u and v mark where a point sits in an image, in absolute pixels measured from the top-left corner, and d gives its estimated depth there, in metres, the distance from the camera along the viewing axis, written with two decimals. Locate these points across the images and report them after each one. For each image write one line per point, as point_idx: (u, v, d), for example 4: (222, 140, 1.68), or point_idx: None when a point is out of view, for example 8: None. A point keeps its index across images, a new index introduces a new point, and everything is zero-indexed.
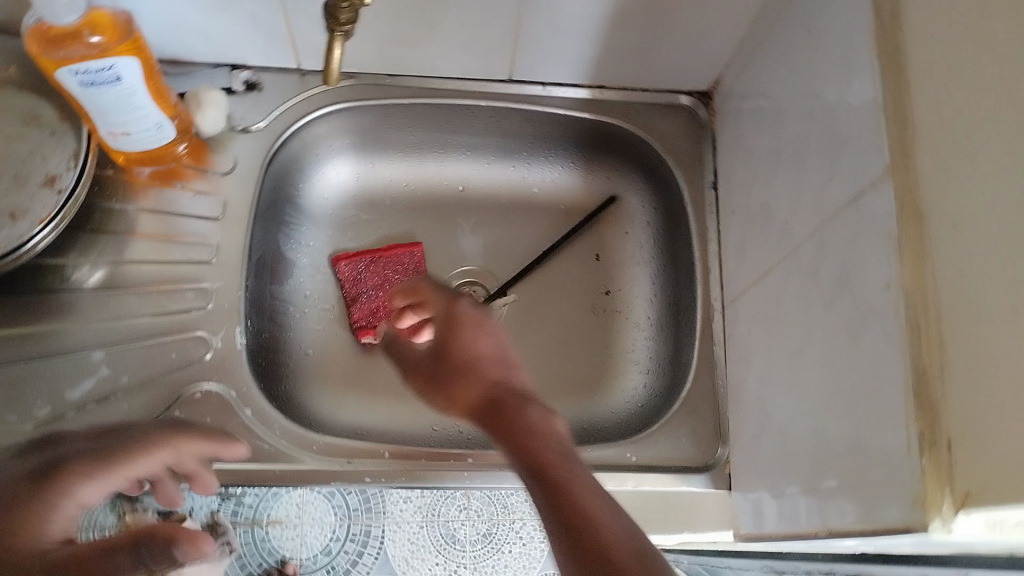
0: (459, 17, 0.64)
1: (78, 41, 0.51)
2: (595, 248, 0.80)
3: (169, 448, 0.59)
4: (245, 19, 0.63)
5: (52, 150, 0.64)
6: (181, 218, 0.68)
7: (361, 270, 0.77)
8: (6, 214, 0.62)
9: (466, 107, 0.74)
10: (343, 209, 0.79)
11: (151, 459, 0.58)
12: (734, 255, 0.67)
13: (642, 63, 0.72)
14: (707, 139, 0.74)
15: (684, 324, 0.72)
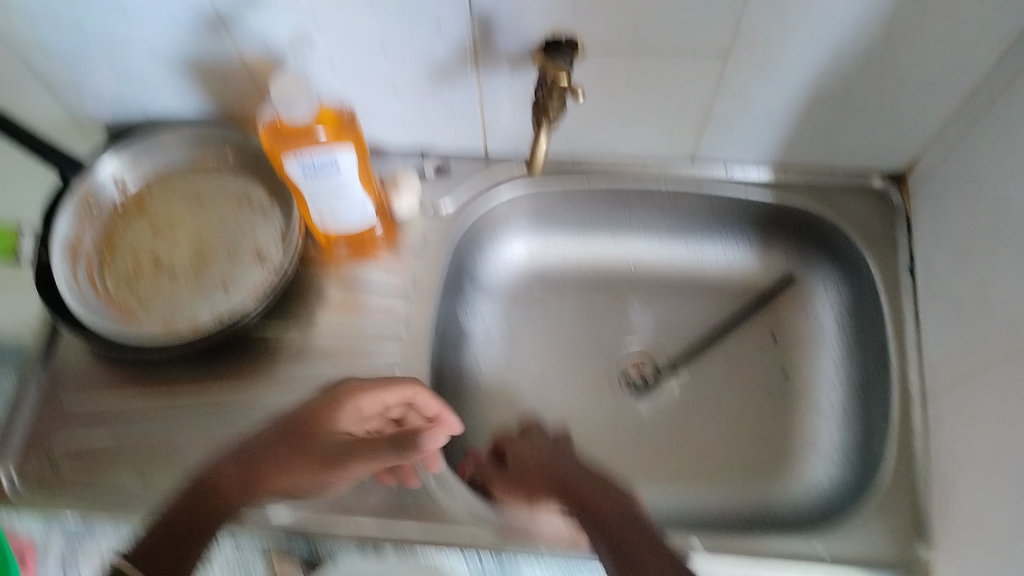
0: (652, 104, 0.64)
1: (307, 135, 0.55)
2: (772, 329, 0.78)
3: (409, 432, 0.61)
4: (445, 111, 0.67)
5: (263, 229, 0.70)
6: (374, 294, 0.71)
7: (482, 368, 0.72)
8: (221, 287, 0.67)
9: (646, 187, 0.74)
10: (519, 284, 0.81)
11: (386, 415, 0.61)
12: (938, 347, 0.63)
13: (832, 147, 0.70)
14: (900, 222, 0.71)
15: (878, 416, 0.68)
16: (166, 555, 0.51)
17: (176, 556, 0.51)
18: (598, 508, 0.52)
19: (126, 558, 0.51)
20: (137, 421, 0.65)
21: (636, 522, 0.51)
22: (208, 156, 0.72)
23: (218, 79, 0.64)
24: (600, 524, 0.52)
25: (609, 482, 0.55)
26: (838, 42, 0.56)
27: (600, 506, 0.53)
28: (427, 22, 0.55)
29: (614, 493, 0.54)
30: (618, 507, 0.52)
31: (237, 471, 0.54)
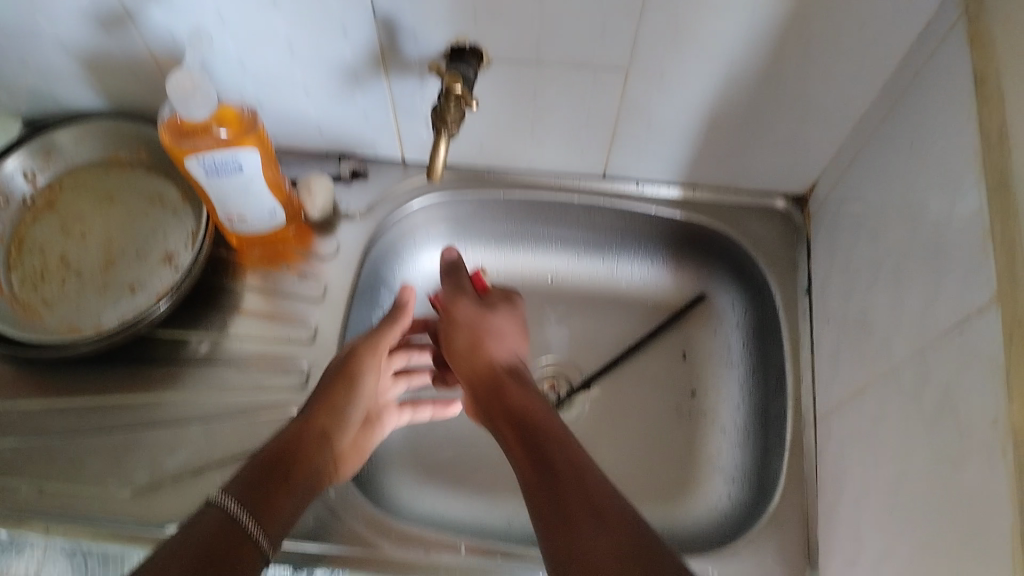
0: (562, 120, 0.66)
1: (208, 134, 0.56)
2: (682, 346, 0.79)
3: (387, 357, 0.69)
4: (359, 116, 0.67)
5: (173, 230, 0.69)
6: (286, 298, 0.71)
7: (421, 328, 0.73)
8: (127, 286, 0.67)
9: (561, 201, 0.76)
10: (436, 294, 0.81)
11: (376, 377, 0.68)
12: (828, 363, 0.65)
13: (738, 169, 0.72)
14: (801, 243, 0.74)
15: (773, 431, 0.70)
16: (262, 499, 0.54)
17: (261, 496, 0.54)
18: (556, 476, 0.53)
19: (225, 492, 0.53)
20: (36, 420, 0.65)
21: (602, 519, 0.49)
22: (123, 154, 0.72)
23: (131, 76, 0.64)
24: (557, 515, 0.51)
25: (574, 449, 0.55)
26: (733, 63, 0.58)
27: (558, 476, 0.53)
28: (333, 24, 0.56)
29: (574, 455, 0.55)
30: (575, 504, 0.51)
31: (297, 428, 0.61)
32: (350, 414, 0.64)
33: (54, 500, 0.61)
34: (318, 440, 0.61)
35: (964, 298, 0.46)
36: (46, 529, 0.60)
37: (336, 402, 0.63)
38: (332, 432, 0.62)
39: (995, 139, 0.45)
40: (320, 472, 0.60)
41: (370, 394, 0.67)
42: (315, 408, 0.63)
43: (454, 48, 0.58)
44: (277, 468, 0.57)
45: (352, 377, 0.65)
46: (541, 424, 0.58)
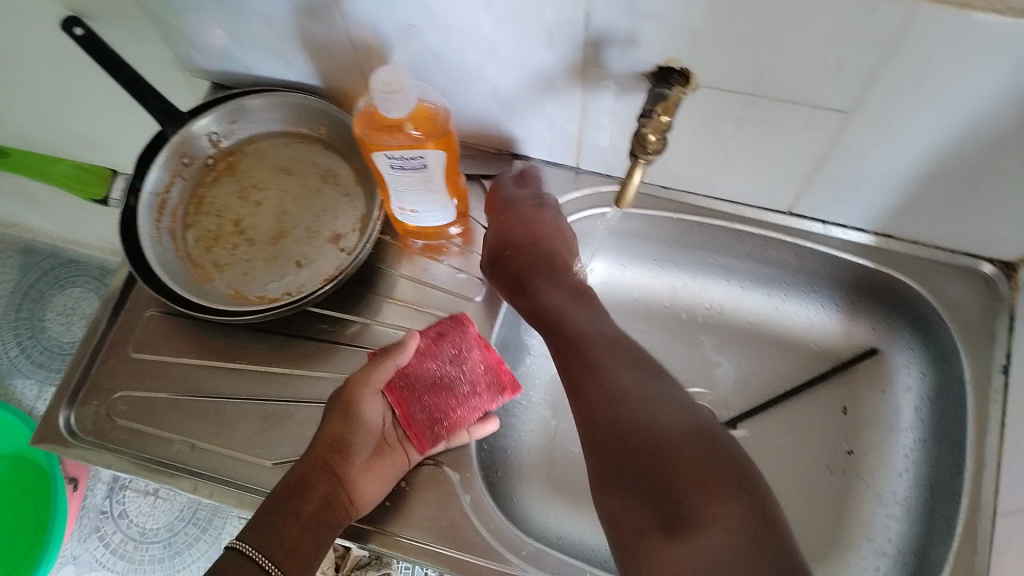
0: (757, 152, 0.61)
1: (400, 131, 0.55)
2: (843, 399, 0.74)
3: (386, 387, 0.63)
4: (542, 120, 0.65)
5: (343, 211, 0.69)
6: (443, 294, 0.70)
7: (419, 414, 0.63)
8: (294, 260, 0.67)
9: (737, 231, 0.71)
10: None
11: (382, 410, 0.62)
12: (1022, 459, 0.58)
13: (943, 225, 0.65)
14: (1004, 315, 0.66)
15: (941, 515, 0.64)
16: (274, 536, 0.54)
17: (269, 530, 0.54)
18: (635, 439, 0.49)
19: (240, 538, 0.54)
20: (195, 378, 0.66)
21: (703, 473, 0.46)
22: (305, 128, 0.72)
23: (326, 54, 0.64)
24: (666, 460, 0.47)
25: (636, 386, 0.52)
26: (973, 121, 0.52)
27: (626, 441, 0.49)
28: (538, 31, 0.53)
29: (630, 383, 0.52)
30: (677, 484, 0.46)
31: (304, 469, 0.58)
32: (357, 446, 0.59)
33: (203, 460, 0.63)
34: (328, 477, 0.57)
35: None
36: (194, 487, 0.62)
37: (346, 438, 0.59)
38: (339, 465, 0.58)
39: None
40: (333, 506, 0.57)
41: (378, 421, 0.62)
42: (321, 446, 0.59)
43: (664, 67, 0.54)
44: (283, 510, 0.55)
45: (354, 412, 0.60)
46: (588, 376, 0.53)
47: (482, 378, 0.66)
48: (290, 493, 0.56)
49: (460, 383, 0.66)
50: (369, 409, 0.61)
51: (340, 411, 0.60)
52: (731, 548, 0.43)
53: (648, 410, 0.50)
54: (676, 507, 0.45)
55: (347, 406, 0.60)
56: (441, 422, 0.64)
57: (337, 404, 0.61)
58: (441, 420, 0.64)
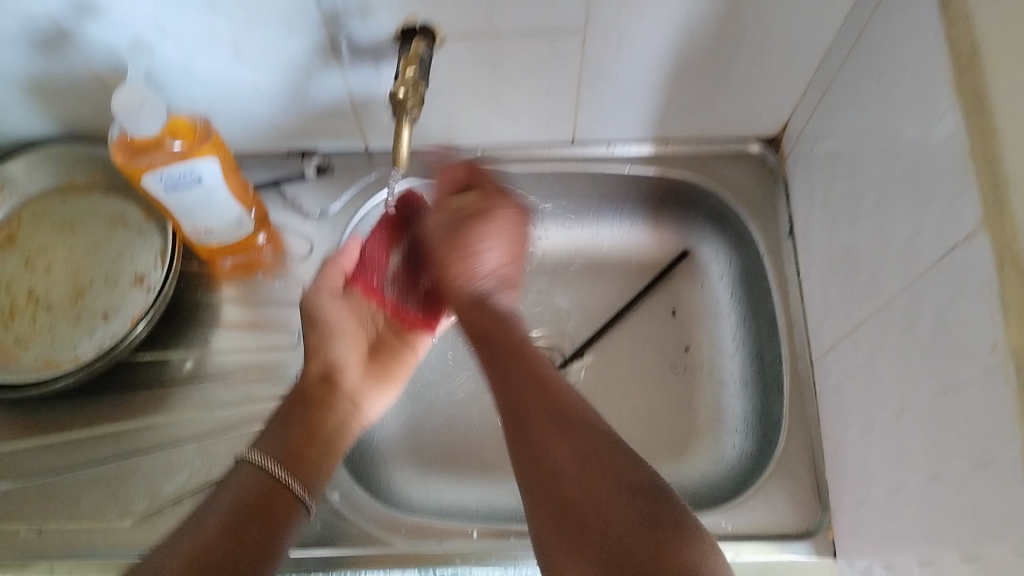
0: (521, 90, 0.64)
1: (160, 149, 0.54)
2: (671, 303, 0.78)
3: (337, 299, 0.62)
4: (314, 112, 0.65)
5: (140, 252, 0.67)
6: (267, 305, 0.69)
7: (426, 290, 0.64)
8: (100, 313, 0.65)
9: (532, 173, 0.75)
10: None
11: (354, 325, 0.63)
12: (819, 305, 0.64)
13: (705, 119, 0.71)
14: (779, 186, 0.73)
15: (771, 378, 0.69)
16: (289, 453, 0.54)
17: (275, 442, 0.54)
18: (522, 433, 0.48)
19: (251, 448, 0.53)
20: (25, 461, 0.63)
21: (596, 461, 0.44)
22: (78, 178, 0.69)
23: (74, 95, 0.62)
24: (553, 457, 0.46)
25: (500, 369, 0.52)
26: (688, 14, 0.57)
27: (522, 398, 0.49)
28: (274, 19, 0.54)
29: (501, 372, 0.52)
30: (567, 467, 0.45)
31: (292, 395, 0.58)
32: (348, 365, 0.61)
33: (54, 539, 0.60)
34: (324, 393, 0.59)
35: (949, 228, 0.45)
36: (51, 569, 0.58)
37: (328, 353, 0.61)
38: (335, 374, 0.60)
39: (966, 65, 0.43)
40: (338, 427, 0.58)
41: (353, 326, 0.63)
42: (309, 360, 0.60)
43: (406, 29, 0.55)
44: (278, 427, 0.55)
45: (325, 324, 0.61)
46: (481, 340, 0.54)
47: (517, 271, 0.59)
48: (285, 422, 0.56)
49: (500, 289, 0.57)
50: (341, 333, 0.62)
51: (335, 342, 0.61)
52: (641, 513, 0.42)
53: (561, 395, 0.49)
54: (574, 474, 0.44)
55: (317, 334, 0.61)
56: (445, 280, 0.59)
57: (309, 342, 0.61)
58: (449, 285, 0.58)
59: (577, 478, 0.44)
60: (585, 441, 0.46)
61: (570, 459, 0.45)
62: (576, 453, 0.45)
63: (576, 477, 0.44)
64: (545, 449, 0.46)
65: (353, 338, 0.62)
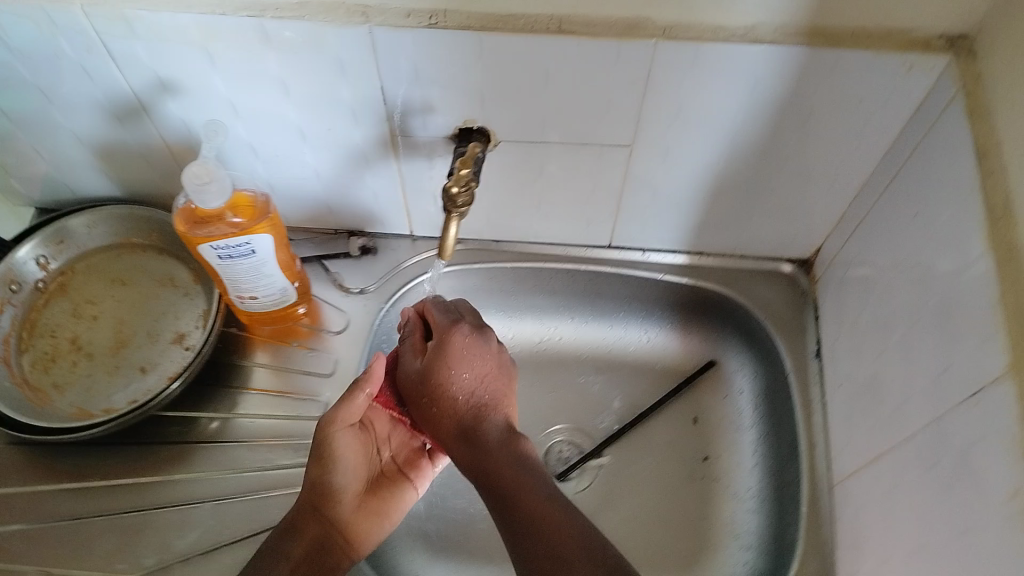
0: (564, 192, 0.67)
1: (221, 221, 0.57)
2: (692, 411, 0.79)
3: (347, 427, 0.60)
4: (367, 195, 0.68)
5: (183, 311, 0.70)
6: (295, 375, 0.71)
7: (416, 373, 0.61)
8: (138, 367, 0.67)
9: (567, 270, 0.77)
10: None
11: (357, 454, 0.61)
12: (843, 428, 0.64)
13: (742, 235, 0.73)
14: (808, 307, 0.74)
15: (789, 497, 0.69)
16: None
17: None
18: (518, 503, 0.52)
19: None
20: (46, 505, 0.64)
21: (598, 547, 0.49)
22: (135, 237, 0.72)
23: (144, 160, 0.65)
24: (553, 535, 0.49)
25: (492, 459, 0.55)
26: (732, 140, 0.59)
27: (516, 478, 0.53)
28: (342, 110, 0.57)
29: (505, 460, 0.55)
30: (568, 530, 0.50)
31: (288, 522, 0.56)
32: (343, 491, 0.59)
33: None
34: (319, 522, 0.57)
35: (974, 371, 0.46)
36: None
37: (327, 482, 0.58)
38: (331, 509, 0.58)
39: (1000, 216, 0.45)
40: (329, 558, 0.55)
41: (358, 457, 0.61)
42: (306, 492, 0.58)
43: (463, 128, 0.58)
44: (269, 562, 0.54)
45: (333, 453, 0.59)
46: (486, 451, 0.55)
47: (495, 388, 0.60)
48: (273, 556, 0.54)
49: (484, 409, 0.58)
50: (343, 465, 0.59)
51: (339, 472, 0.59)
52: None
53: (532, 466, 0.55)
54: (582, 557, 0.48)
55: (320, 463, 0.58)
56: (423, 396, 0.60)
57: (310, 469, 0.59)
58: (432, 422, 0.59)
59: (535, 498, 0.52)
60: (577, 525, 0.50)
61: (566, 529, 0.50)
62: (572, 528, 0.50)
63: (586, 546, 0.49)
64: (550, 530, 0.50)
65: (354, 469, 0.60)
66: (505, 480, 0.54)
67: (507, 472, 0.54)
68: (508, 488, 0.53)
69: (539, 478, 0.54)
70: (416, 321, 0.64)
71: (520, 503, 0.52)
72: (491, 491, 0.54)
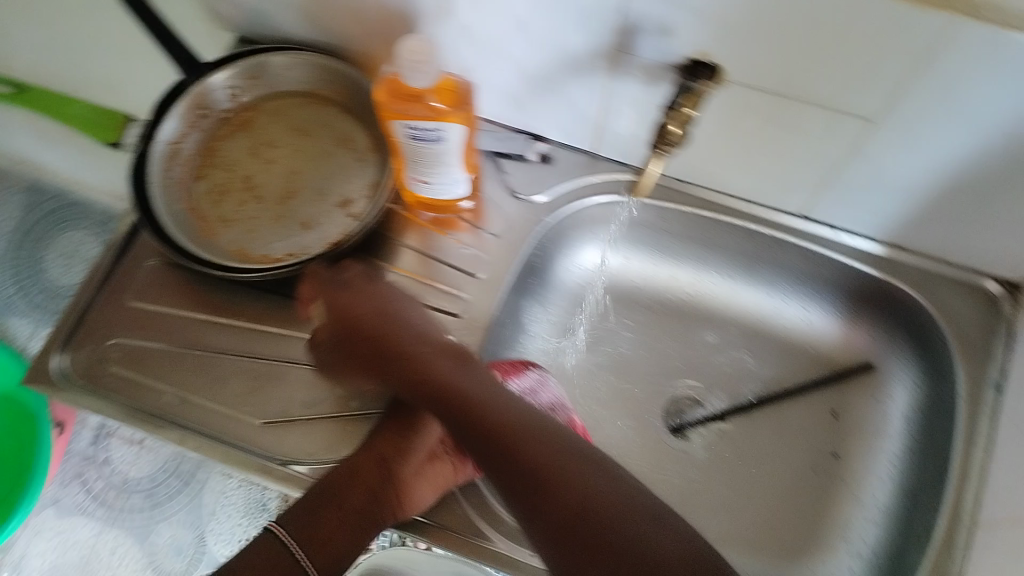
0: (777, 147, 0.61)
1: (421, 102, 0.54)
2: (834, 404, 0.74)
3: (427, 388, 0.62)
4: (565, 102, 0.64)
5: (354, 175, 0.69)
6: (443, 265, 0.69)
7: None
8: (300, 222, 0.67)
9: (748, 230, 0.71)
10: (575, 305, 0.77)
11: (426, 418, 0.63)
12: (1008, 476, 0.58)
13: (956, 240, 0.65)
14: (1004, 334, 0.66)
15: (920, 526, 0.64)
16: (319, 531, 0.57)
17: (307, 519, 0.57)
18: (562, 477, 0.52)
19: (280, 517, 0.58)
20: (190, 332, 0.66)
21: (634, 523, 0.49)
22: (325, 90, 0.71)
23: (354, 16, 0.63)
24: (606, 515, 0.50)
25: (531, 429, 0.55)
26: (994, 138, 0.52)
27: (569, 472, 0.52)
28: (571, 9, 0.53)
29: (552, 452, 0.53)
30: (613, 513, 0.50)
31: (350, 459, 0.59)
32: (410, 454, 0.61)
33: (193, 413, 0.62)
34: (378, 472, 0.58)
35: None
36: (181, 440, 0.62)
37: (394, 436, 0.61)
38: (394, 465, 0.59)
39: None
40: (376, 504, 0.58)
41: (421, 427, 0.62)
42: (379, 440, 0.60)
43: (694, 58, 0.53)
44: (327, 498, 0.57)
45: (405, 412, 0.62)
46: (541, 444, 0.53)
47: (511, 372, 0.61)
48: (325, 485, 0.58)
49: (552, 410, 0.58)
50: (406, 428, 0.62)
51: (406, 433, 0.61)
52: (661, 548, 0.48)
53: (597, 459, 0.54)
54: (636, 534, 0.48)
55: (391, 422, 0.61)
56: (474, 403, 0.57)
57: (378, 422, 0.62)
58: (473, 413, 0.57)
59: (577, 481, 0.51)
60: (630, 509, 0.50)
61: (634, 513, 0.50)
62: (618, 504, 0.50)
63: (653, 529, 0.49)
64: (592, 504, 0.50)
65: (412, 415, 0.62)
66: (558, 466, 0.52)
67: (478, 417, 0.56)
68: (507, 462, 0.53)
69: (607, 471, 0.53)
70: (528, 375, 0.66)
71: (553, 503, 0.50)
72: (493, 473, 0.53)
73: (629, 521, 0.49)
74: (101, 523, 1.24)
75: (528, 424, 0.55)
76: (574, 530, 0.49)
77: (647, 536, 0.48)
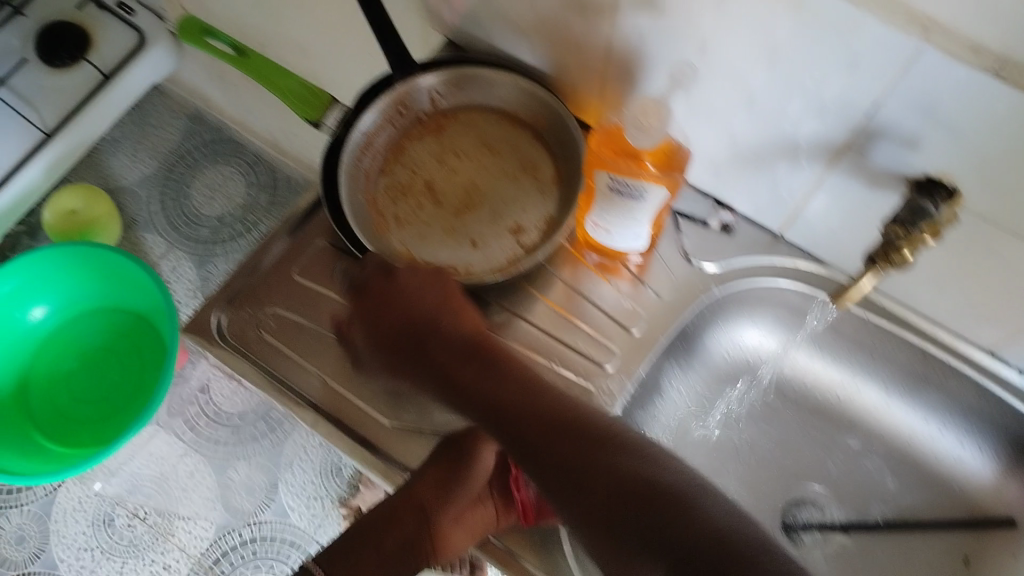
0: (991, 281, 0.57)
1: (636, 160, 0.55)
2: (967, 552, 0.68)
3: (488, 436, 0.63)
4: (767, 181, 0.62)
5: (532, 206, 0.68)
6: (593, 309, 0.68)
7: None
8: (470, 239, 0.67)
9: (921, 349, 0.67)
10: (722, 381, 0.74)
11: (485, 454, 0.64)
12: None
13: None
14: None
15: None
16: (352, 561, 0.62)
17: (351, 555, 0.63)
18: (539, 406, 0.54)
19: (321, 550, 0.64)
20: (341, 320, 0.67)
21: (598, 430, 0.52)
22: (521, 113, 0.70)
23: (574, 51, 0.63)
24: (580, 432, 0.52)
25: (508, 373, 0.57)
26: None
27: (525, 405, 0.54)
28: (812, 98, 0.51)
29: (517, 379, 0.56)
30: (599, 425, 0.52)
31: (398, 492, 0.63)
32: (452, 499, 0.61)
33: (330, 399, 0.64)
34: (416, 516, 0.62)
35: None
36: (315, 423, 0.63)
37: (439, 476, 0.61)
38: (432, 513, 0.62)
39: None
40: (412, 547, 0.62)
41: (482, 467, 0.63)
42: (419, 481, 0.61)
43: (933, 178, 0.50)
44: (369, 540, 0.63)
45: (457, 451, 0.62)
46: (514, 381, 0.56)
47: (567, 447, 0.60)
48: (369, 526, 0.64)
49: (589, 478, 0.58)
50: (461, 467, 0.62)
51: (457, 478, 0.62)
52: (594, 441, 0.51)
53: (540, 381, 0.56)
54: (591, 439, 0.51)
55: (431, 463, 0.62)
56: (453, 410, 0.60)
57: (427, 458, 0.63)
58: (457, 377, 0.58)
59: (551, 404, 0.54)
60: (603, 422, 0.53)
61: (583, 416, 0.53)
62: (591, 417, 0.53)
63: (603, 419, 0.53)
64: (573, 422, 0.52)
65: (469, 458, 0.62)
66: (521, 385, 0.56)
67: (561, 434, 0.52)
68: (564, 449, 0.51)
69: (553, 396, 0.55)
70: None
71: (639, 509, 0.47)
72: (534, 469, 0.52)
73: (574, 421, 0.53)
74: (184, 444, 1.34)
75: (520, 379, 0.56)
76: (572, 465, 0.50)
77: (610, 438, 0.51)
